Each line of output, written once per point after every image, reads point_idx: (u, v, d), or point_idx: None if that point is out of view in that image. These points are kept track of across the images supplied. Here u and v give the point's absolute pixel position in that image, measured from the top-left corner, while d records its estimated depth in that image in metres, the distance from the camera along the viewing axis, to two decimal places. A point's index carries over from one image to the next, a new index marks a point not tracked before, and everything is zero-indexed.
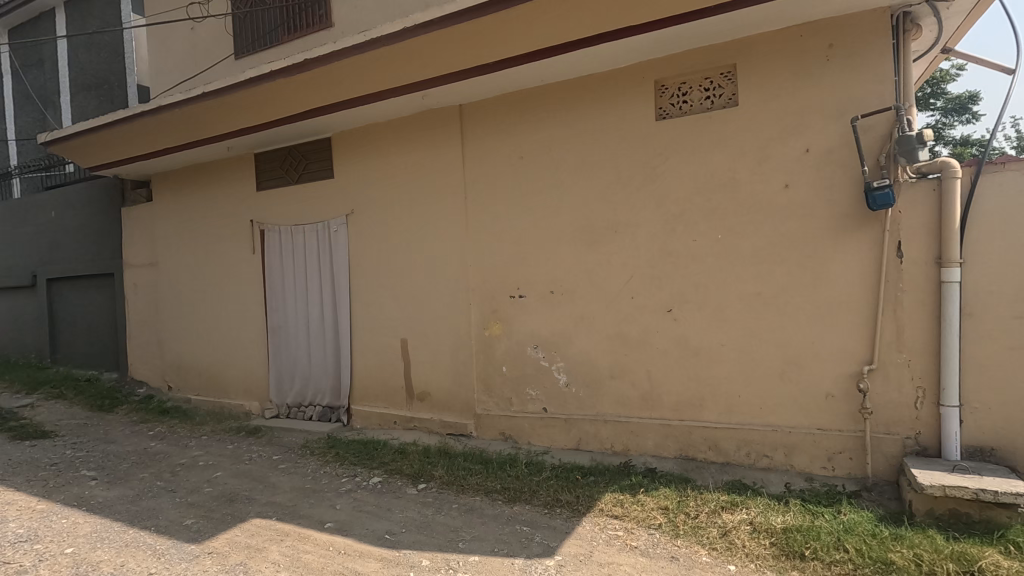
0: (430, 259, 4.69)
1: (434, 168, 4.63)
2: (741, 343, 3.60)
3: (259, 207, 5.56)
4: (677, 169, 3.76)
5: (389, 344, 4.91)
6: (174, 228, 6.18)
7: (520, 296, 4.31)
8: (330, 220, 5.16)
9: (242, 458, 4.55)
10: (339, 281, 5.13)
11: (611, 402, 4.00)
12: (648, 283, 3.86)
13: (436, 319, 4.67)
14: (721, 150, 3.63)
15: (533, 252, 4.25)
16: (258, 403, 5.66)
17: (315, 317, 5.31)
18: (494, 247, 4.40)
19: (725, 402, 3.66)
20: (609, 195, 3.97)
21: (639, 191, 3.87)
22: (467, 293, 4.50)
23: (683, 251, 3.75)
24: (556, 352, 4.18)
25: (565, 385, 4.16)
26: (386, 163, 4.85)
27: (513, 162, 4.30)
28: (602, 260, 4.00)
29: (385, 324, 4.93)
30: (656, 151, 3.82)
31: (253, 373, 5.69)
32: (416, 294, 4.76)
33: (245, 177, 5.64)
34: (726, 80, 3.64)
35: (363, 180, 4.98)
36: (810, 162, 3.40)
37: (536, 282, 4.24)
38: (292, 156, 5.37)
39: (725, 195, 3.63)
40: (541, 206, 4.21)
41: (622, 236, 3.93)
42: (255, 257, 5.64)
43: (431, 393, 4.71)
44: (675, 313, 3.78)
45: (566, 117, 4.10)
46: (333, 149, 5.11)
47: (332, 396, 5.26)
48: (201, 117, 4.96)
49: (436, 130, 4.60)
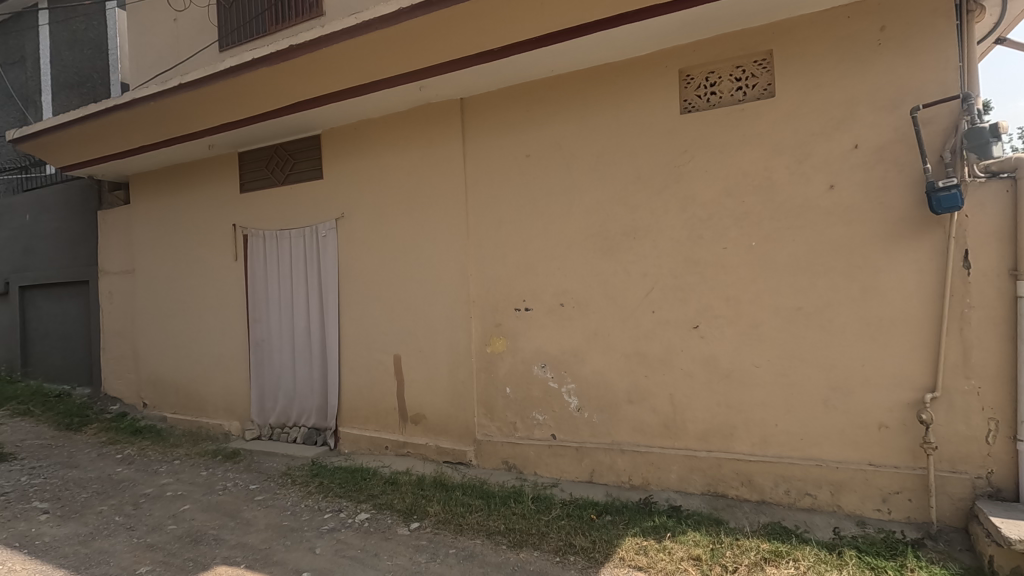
0: (426, 267, 4.26)
1: (432, 168, 4.22)
2: (779, 365, 3.17)
3: (243, 211, 5.14)
4: (704, 168, 3.34)
5: (380, 360, 4.47)
6: (152, 232, 5.75)
7: (526, 309, 3.88)
8: (318, 225, 4.73)
9: (215, 488, 4.08)
10: (327, 291, 4.70)
11: (629, 430, 3.55)
12: (671, 296, 3.44)
13: (432, 335, 4.24)
14: (755, 146, 3.22)
15: (540, 260, 3.83)
16: (238, 423, 5.20)
17: (301, 331, 4.87)
18: (497, 255, 3.98)
19: (760, 432, 3.22)
20: (627, 197, 3.55)
21: (661, 193, 3.46)
22: (467, 305, 4.08)
23: (711, 261, 3.33)
24: (566, 371, 3.75)
25: (576, 409, 3.71)
26: (380, 163, 4.44)
27: (519, 161, 3.89)
28: (618, 270, 3.58)
29: (376, 338, 4.49)
30: (681, 148, 3.40)
31: (234, 390, 5.24)
32: (411, 307, 4.33)
33: (228, 178, 5.22)
34: (761, 68, 3.24)
35: (354, 181, 4.56)
36: (860, 160, 2.99)
37: (544, 294, 3.82)
38: (279, 155, 4.95)
39: (759, 197, 3.21)
40: (550, 210, 3.79)
41: (641, 243, 3.51)
42: (237, 264, 5.21)
43: (426, 416, 4.26)
44: (701, 330, 3.35)
45: (579, 112, 3.69)
46: (323, 147, 4.71)
47: (319, 417, 4.80)
48: (178, 111, 4.54)
49: (434, 126, 4.19)
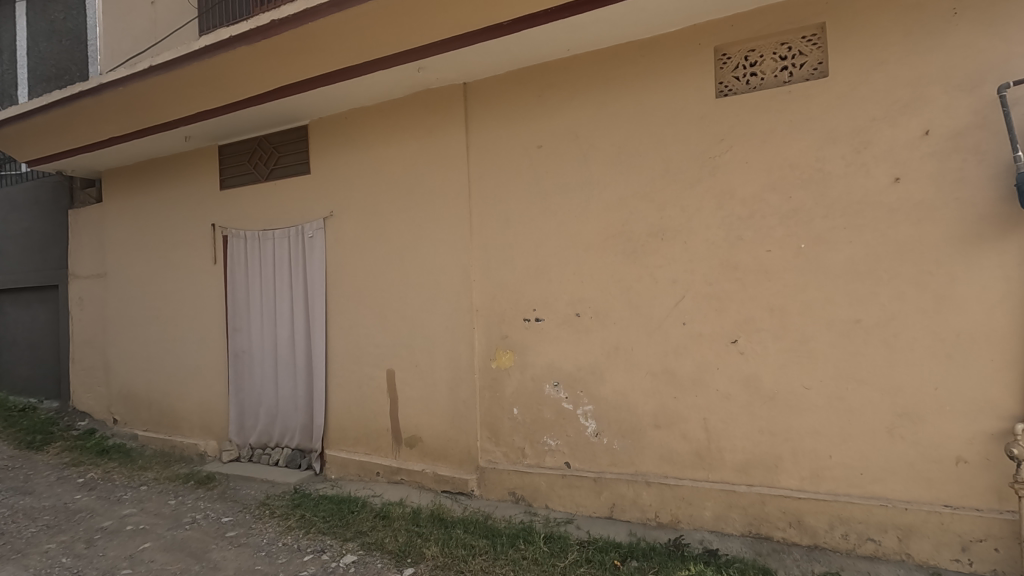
0: (424, 272, 3.82)
1: (430, 162, 3.78)
2: (833, 387, 2.73)
3: (223, 209, 4.69)
4: (744, 160, 2.92)
5: (372, 376, 4.01)
6: (125, 233, 5.28)
7: (537, 320, 3.43)
8: (304, 224, 4.28)
9: (182, 521, 3.59)
10: (313, 298, 4.23)
11: (655, 459, 3.11)
12: (706, 306, 3.00)
13: (430, 348, 3.78)
14: (804, 133, 2.79)
15: (553, 264, 3.39)
16: (215, 443, 4.72)
17: (284, 342, 4.40)
18: (503, 260, 3.54)
19: (811, 464, 2.77)
20: (654, 193, 3.12)
21: (693, 188, 3.03)
22: (470, 314, 3.63)
23: (752, 266, 2.90)
24: (583, 391, 3.30)
25: (594, 434, 3.26)
26: (373, 157, 4.00)
27: (529, 152, 3.46)
28: (643, 276, 3.14)
29: (368, 352, 4.03)
30: (716, 136, 2.98)
31: (211, 406, 4.76)
32: (407, 317, 3.88)
33: (207, 173, 4.77)
34: (810, 45, 2.82)
35: (344, 176, 4.12)
36: (931, 148, 2.56)
37: (558, 303, 3.37)
38: (262, 148, 4.50)
39: (809, 192, 2.78)
40: (564, 208, 3.36)
41: (670, 246, 3.08)
42: (217, 267, 4.74)
43: (422, 438, 3.81)
44: (740, 345, 2.92)
45: (597, 97, 3.27)
46: (310, 139, 4.26)
47: (304, 438, 4.32)
48: (149, 98, 4.08)
49: (433, 115, 3.76)
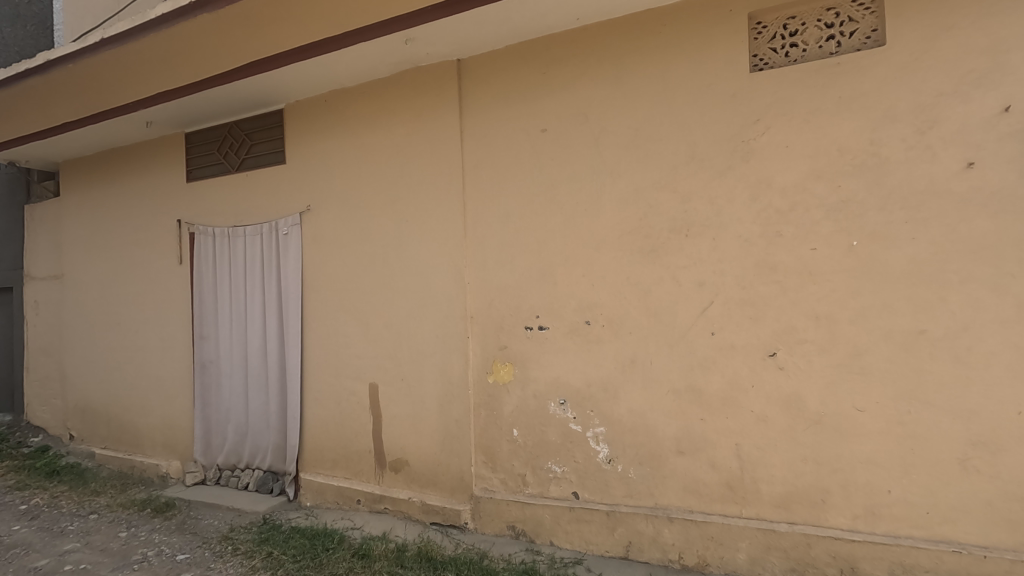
0: (413, 274, 3.38)
1: (420, 149, 3.35)
2: (892, 410, 2.32)
3: (189, 204, 4.22)
4: (784, 143, 2.51)
5: (353, 390, 3.56)
6: (84, 230, 4.80)
7: (540, 329, 3.00)
8: (278, 219, 3.83)
9: (129, 559, 3.11)
10: (288, 302, 3.78)
11: (678, 490, 2.69)
12: (738, 314, 2.58)
13: (419, 360, 3.34)
14: (856, 112, 2.39)
15: (559, 264, 2.97)
16: (179, 464, 4.23)
17: (256, 351, 3.94)
18: (502, 260, 3.11)
19: (865, 500, 2.36)
20: (677, 182, 2.71)
21: (723, 177, 2.62)
22: (465, 322, 3.20)
23: (793, 267, 2.49)
24: (593, 411, 2.87)
25: (606, 461, 2.84)
26: (355, 144, 3.56)
27: (533, 138, 3.04)
28: (664, 278, 2.73)
29: (349, 363, 3.58)
30: (751, 117, 2.57)
31: (175, 422, 4.28)
32: (393, 324, 3.44)
33: (173, 164, 4.30)
34: (861, 10, 2.42)
35: (322, 166, 3.68)
36: (1011, 127, 2.17)
37: (565, 309, 2.95)
38: (232, 135, 4.05)
39: (863, 181, 2.37)
40: (572, 201, 2.94)
41: (695, 244, 2.66)
42: (182, 268, 4.26)
43: (409, 462, 3.36)
44: (779, 360, 2.50)
45: (611, 74, 2.86)
46: (286, 124, 3.81)
47: (276, 459, 3.85)
48: (99, 76, 3.56)
49: (424, 96, 3.33)
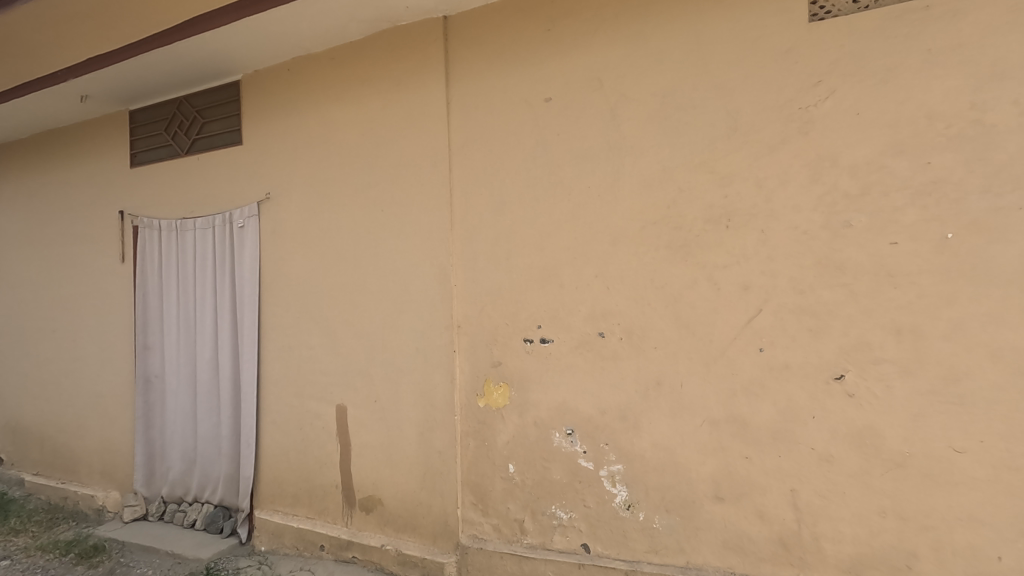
0: (389, 275, 2.82)
1: (400, 126, 2.80)
2: (1004, 452, 1.78)
3: (133, 192, 3.63)
4: (853, 109, 1.98)
5: (317, 413, 2.99)
6: (17, 223, 4.18)
7: (542, 342, 2.46)
8: (233, 210, 3.26)
9: None
10: (244, 307, 3.20)
11: (716, 547, 2.15)
12: (795, 325, 2.05)
13: (396, 378, 2.78)
14: (951, 68, 1.87)
15: (566, 262, 2.42)
16: (117, 495, 3.63)
17: (206, 365, 3.36)
18: (496, 259, 2.57)
19: (965, 568, 1.83)
20: (714, 161, 2.18)
21: (774, 154, 2.09)
22: (451, 333, 2.65)
23: (866, 267, 1.95)
24: (609, 444, 2.33)
25: (625, 507, 2.30)
26: (322, 122, 3.01)
27: (535, 109, 2.50)
28: (699, 281, 2.19)
29: (313, 381, 3.01)
30: (810, 77, 2.04)
31: (114, 446, 3.68)
32: (365, 335, 2.88)
33: (115, 147, 3.71)
34: None
35: (284, 147, 3.12)
36: None
37: (573, 318, 2.40)
38: (182, 112, 3.47)
39: (961, 156, 1.85)
40: (581, 186, 2.41)
41: (738, 237, 2.14)
42: (124, 267, 3.67)
43: (383, 501, 2.80)
44: (849, 384, 1.97)
45: (631, 29, 2.33)
46: (243, 99, 3.24)
47: (228, 493, 3.27)
48: (15, 38, 2.95)
49: (403, 61, 2.78)
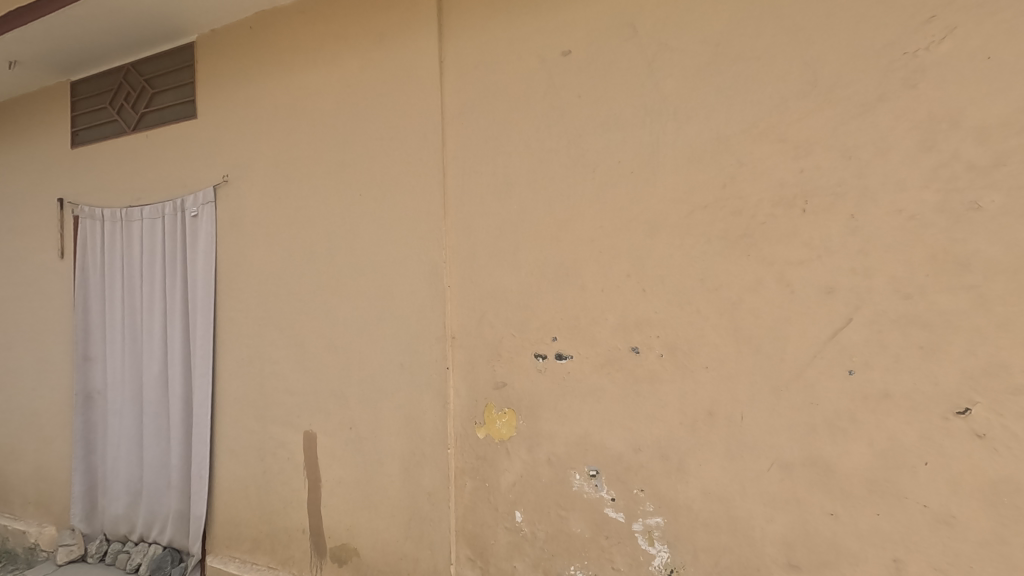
0: (368, 274, 2.31)
1: (383, 91, 2.30)
2: None
3: (74, 177, 3.10)
4: (981, 52, 1.47)
5: (282, 440, 2.47)
6: None
7: (558, 358, 1.95)
8: (185, 196, 2.73)
9: None
10: (197, 312, 2.68)
11: None
12: (898, 340, 1.54)
13: (376, 400, 2.27)
14: None
15: (589, 257, 1.92)
16: (52, 532, 3.10)
17: (154, 380, 2.83)
18: (499, 253, 2.06)
19: None
20: (786, 126, 1.68)
21: (868, 115, 1.59)
22: (444, 345, 2.14)
23: (1004, 264, 1.44)
24: (644, 491, 1.82)
25: (665, 572, 1.80)
26: (290, 89, 2.50)
27: (549, 66, 2.00)
28: (764, 282, 1.69)
29: (276, 402, 2.49)
30: (919, 11, 1.54)
31: (51, 474, 3.15)
32: (339, 348, 2.36)
33: (55, 124, 3.18)
34: None
35: (246, 120, 2.61)
36: None
37: (598, 328, 1.90)
38: (129, 82, 2.95)
39: None
40: (608, 161, 1.90)
41: (818, 225, 1.63)
42: (63, 264, 3.14)
43: (361, 551, 2.28)
44: (977, 421, 1.46)
45: None
46: (199, 64, 2.73)
47: (178, 533, 2.76)
48: None
49: (387, 12, 2.28)
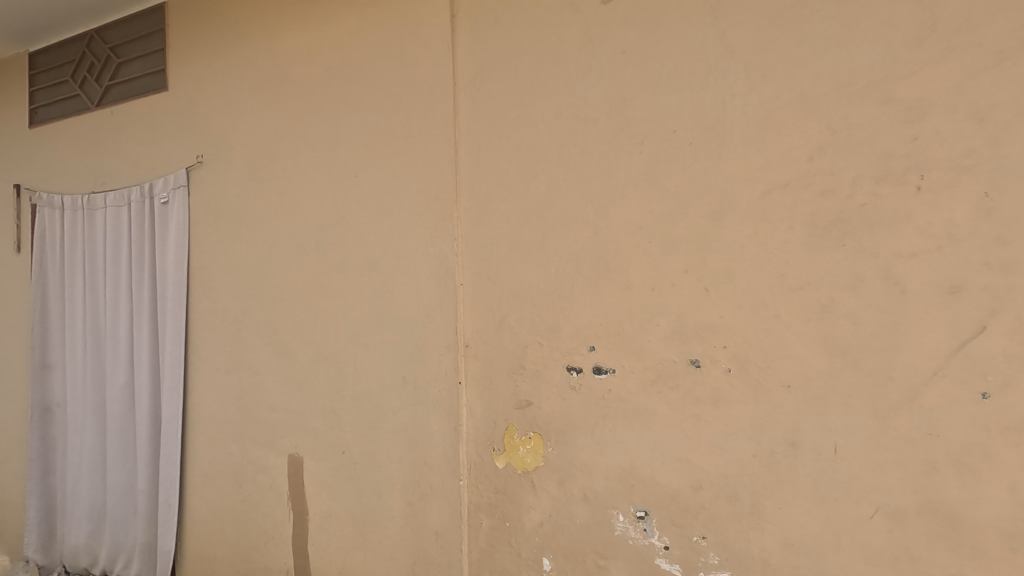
0: (364, 270, 1.95)
1: (383, 54, 1.94)
2: None
3: (32, 160, 2.73)
4: None
5: (263, 464, 2.11)
6: None
7: (597, 373, 1.60)
8: (154, 180, 2.37)
9: None
10: (166, 314, 2.31)
11: None
12: None
13: (373, 421, 1.91)
14: None
15: (636, 250, 1.57)
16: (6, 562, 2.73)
17: (118, 391, 2.46)
18: (523, 245, 1.71)
19: None
20: (894, 83, 1.32)
21: (1006, 65, 1.23)
22: (455, 355, 1.78)
23: None
24: (706, 539, 1.47)
25: None
26: (275, 53, 2.15)
27: (586, 17, 1.65)
28: (865, 280, 1.34)
29: (257, 419, 2.14)
30: None
31: (5, 496, 2.78)
32: (330, 358, 2.00)
33: (12, 101, 2.82)
34: None
35: (224, 91, 2.25)
36: None
37: (647, 337, 1.54)
38: (92, 51, 2.58)
39: None
40: (660, 132, 1.56)
41: (938, 208, 1.28)
42: (20, 258, 2.77)
43: None
44: None
45: None
46: (171, 27, 2.37)
47: (144, 569, 2.39)
48: None
49: None
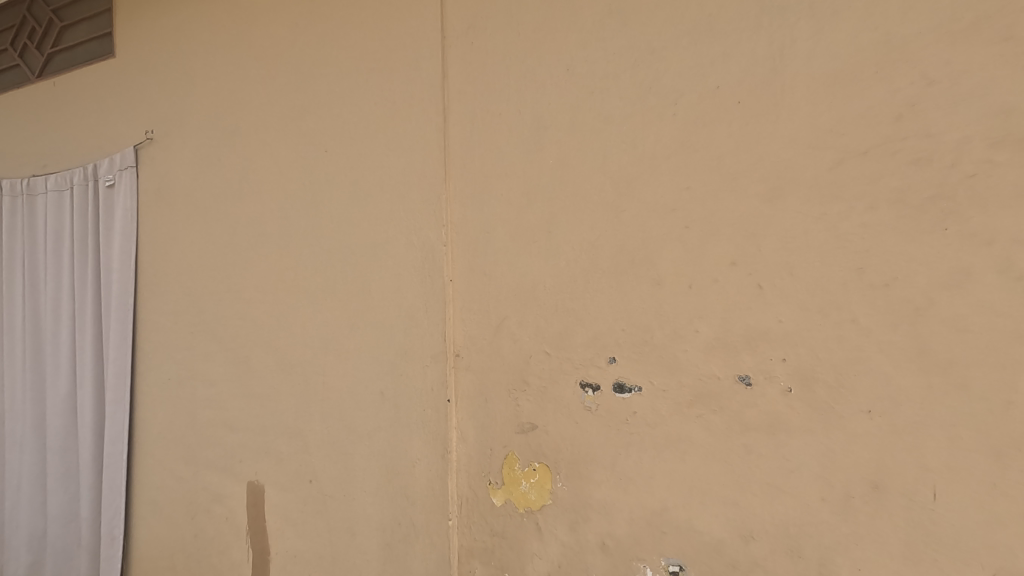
0: (336, 264, 1.63)
1: (358, 5, 1.63)
2: None
3: None
4: None
5: (220, 493, 1.80)
6: None
7: (618, 391, 1.28)
8: (98, 161, 2.05)
9: None
10: (110, 315, 1.99)
11: None
12: None
13: (346, 444, 1.59)
14: None
15: (667, 238, 1.25)
16: None
17: (59, 404, 2.14)
18: (526, 232, 1.39)
19: None
20: None
21: None
22: (443, 367, 1.47)
23: None
24: None
25: None
26: (234, 9, 1.83)
27: None
28: (976, 274, 1.00)
29: (213, 439, 1.82)
30: None
31: None
32: (295, 368, 1.69)
33: None
34: None
35: (178, 56, 1.93)
36: None
37: (681, 347, 1.23)
38: (33, 15, 2.26)
39: None
40: (698, 90, 1.24)
41: None
42: None
43: None
44: None
45: None
46: None
47: None
48: None
49: None
